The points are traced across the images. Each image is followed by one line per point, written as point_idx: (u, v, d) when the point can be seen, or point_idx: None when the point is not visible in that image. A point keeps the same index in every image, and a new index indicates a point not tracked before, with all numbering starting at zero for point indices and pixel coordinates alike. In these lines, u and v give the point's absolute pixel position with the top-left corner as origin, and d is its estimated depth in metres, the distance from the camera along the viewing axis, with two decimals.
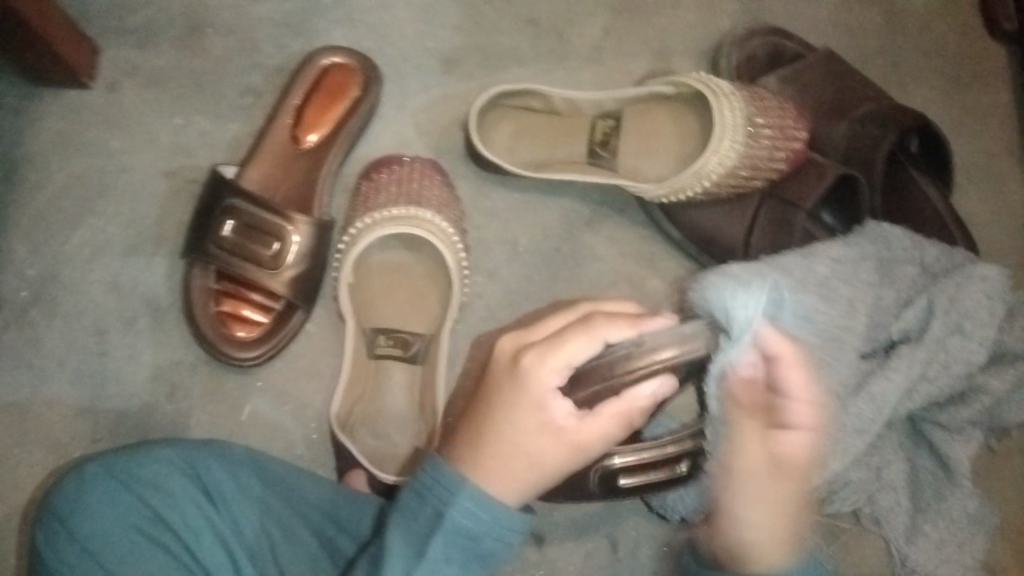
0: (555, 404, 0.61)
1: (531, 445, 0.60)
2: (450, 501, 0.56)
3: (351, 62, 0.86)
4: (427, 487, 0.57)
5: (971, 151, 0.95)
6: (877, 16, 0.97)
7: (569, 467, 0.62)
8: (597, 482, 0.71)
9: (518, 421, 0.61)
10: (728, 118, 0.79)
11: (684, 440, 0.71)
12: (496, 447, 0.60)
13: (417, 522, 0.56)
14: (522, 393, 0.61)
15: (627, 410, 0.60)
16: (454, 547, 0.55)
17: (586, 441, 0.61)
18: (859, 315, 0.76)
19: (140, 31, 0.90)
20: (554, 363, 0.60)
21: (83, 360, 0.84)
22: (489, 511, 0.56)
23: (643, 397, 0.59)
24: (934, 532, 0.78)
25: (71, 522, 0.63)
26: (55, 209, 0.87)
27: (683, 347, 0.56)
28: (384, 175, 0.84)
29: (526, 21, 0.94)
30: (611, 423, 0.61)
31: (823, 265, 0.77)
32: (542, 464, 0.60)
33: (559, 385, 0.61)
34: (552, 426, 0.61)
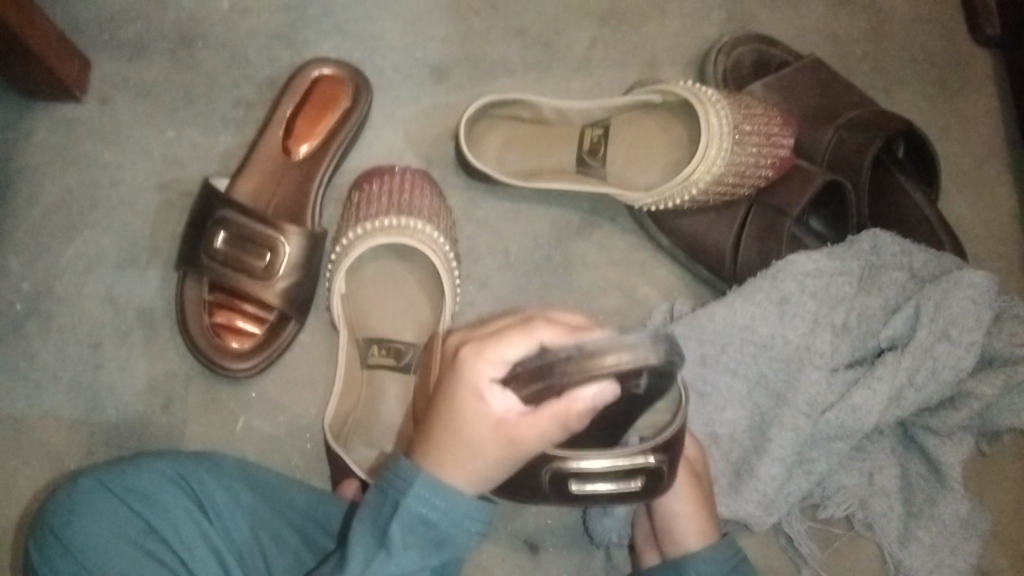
0: (493, 397, 0.59)
1: (472, 435, 0.58)
2: (407, 491, 0.56)
3: (341, 73, 0.87)
4: (389, 482, 0.57)
5: (956, 156, 0.96)
6: (860, 23, 0.98)
7: (510, 464, 0.60)
8: (550, 483, 0.68)
9: (461, 412, 0.59)
10: (714, 127, 0.80)
11: (646, 457, 0.65)
12: (443, 434, 0.59)
13: (383, 511, 0.56)
14: (461, 384, 0.59)
15: (567, 410, 0.58)
16: (414, 532, 0.55)
17: (527, 437, 0.59)
18: (823, 333, 0.80)
19: (132, 45, 0.91)
20: (492, 357, 0.59)
21: (78, 373, 0.84)
22: (446, 499, 0.56)
23: (583, 399, 0.57)
24: (926, 537, 0.78)
25: (65, 534, 0.63)
26: (49, 223, 0.87)
27: (624, 353, 0.52)
28: (375, 186, 0.85)
29: (515, 32, 0.95)
30: (550, 423, 0.59)
31: (792, 282, 0.80)
32: (483, 454, 0.58)
33: (496, 379, 0.59)
34: (492, 420, 0.59)
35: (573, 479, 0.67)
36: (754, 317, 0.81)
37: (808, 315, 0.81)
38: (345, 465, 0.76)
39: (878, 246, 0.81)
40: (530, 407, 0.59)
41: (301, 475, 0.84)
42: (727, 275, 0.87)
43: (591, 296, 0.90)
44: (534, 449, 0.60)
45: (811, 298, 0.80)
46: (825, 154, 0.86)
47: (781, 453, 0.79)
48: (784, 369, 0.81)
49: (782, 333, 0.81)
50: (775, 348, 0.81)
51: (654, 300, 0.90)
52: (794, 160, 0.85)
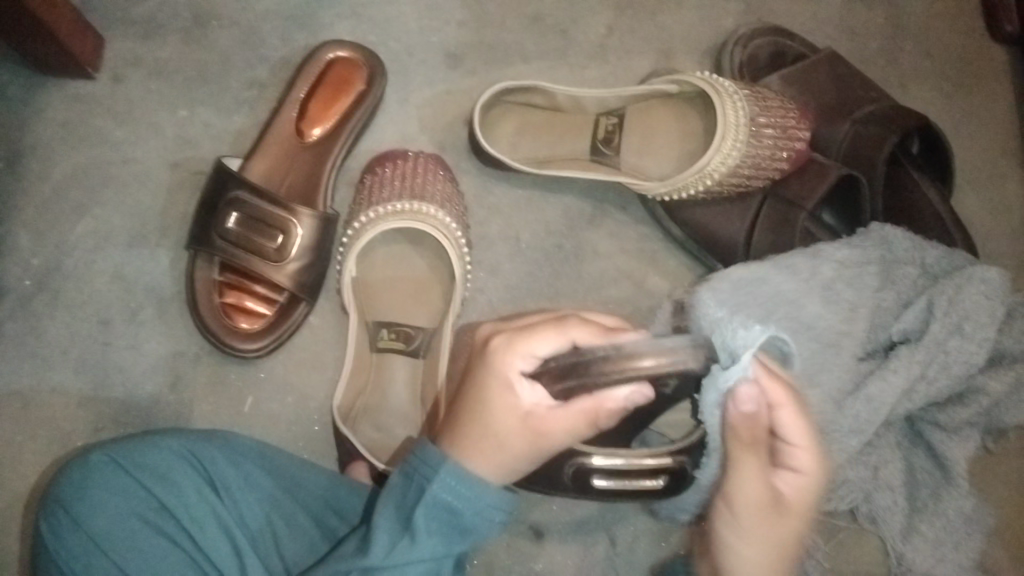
0: (521, 389, 0.59)
1: (500, 425, 0.59)
2: (434, 477, 0.56)
3: (355, 55, 0.87)
4: (415, 467, 0.57)
5: (970, 152, 0.96)
6: (878, 17, 0.97)
7: (537, 457, 0.60)
8: (570, 478, 0.69)
9: (491, 403, 0.59)
10: (729, 119, 0.80)
11: (670, 457, 0.67)
12: (471, 425, 0.60)
13: (407, 495, 0.56)
14: (493, 375, 0.60)
15: (595, 407, 0.56)
16: (438, 519, 0.55)
17: (554, 432, 0.58)
18: (858, 321, 0.80)
19: (146, 22, 0.90)
20: (523, 351, 0.59)
21: (87, 350, 0.84)
22: (471, 487, 0.56)
23: (615, 399, 0.56)
24: (930, 532, 0.78)
25: (74, 509, 0.63)
26: (59, 199, 0.87)
27: (660, 357, 0.48)
28: (387, 171, 0.84)
29: (530, 18, 0.94)
30: (577, 418, 0.57)
31: (828, 266, 0.80)
32: (509, 446, 0.58)
33: (526, 373, 0.60)
34: (520, 412, 0.59)
35: (596, 475, 0.68)
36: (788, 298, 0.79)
37: (838, 304, 0.80)
38: (353, 449, 0.76)
39: (891, 241, 0.81)
40: (559, 402, 0.58)
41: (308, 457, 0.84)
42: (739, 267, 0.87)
43: (602, 285, 0.89)
44: (560, 445, 0.59)
45: (846, 286, 0.80)
46: (840, 147, 0.86)
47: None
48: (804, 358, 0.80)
49: (822, 317, 0.79)
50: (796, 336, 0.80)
51: (665, 290, 0.90)
52: (809, 154, 0.85)
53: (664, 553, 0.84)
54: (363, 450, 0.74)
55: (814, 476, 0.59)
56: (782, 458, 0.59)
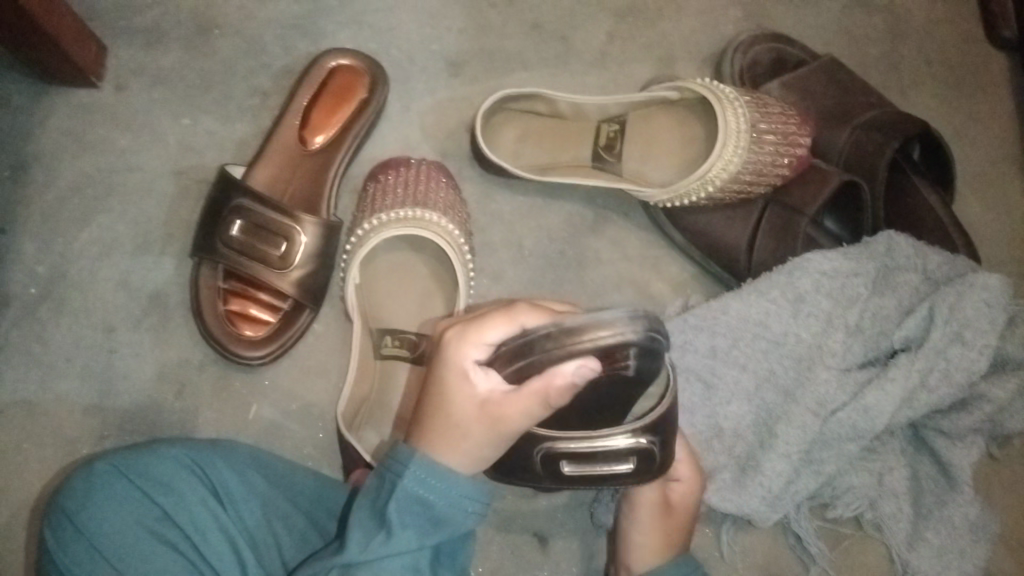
0: (475, 377, 0.59)
1: (459, 416, 0.58)
2: (405, 472, 0.56)
3: (358, 64, 0.87)
4: (386, 466, 0.57)
5: (971, 158, 0.96)
6: (878, 23, 0.98)
7: (498, 444, 0.59)
8: (542, 463, 0.68)
9: (448, 394, 0.59)
10: (731, 125, 0.80)
11: (637, 438, 0.65)
12: (433, 420, 0.59)
13: (381, 491, 0.57)
14: (447, 367, 0.60)
15: (547, 388, 0.56)
16: (411, 512, 0.56)
17: (510, 417, 0.58)
18: (836, 331, 0.81)
19: (149, 31, 0.91)
20: (475, 339, 0.59)
21: (91, 358, 0.84)
22: (442, 479, 0.56)
23: (564, 376, 0.56)
24: (935, 539, 0.78)
25: (79, 518, 0.63)
26: (63, 207, 0.87)
27: (605, 328, 0.54)
28: (391, 177, 0.85)
29: (531, 25, 0.94)
30: (529, 401, 0.57)
31: (809, 280, 0.80)
32: (471, 435, 0.58)
33: (480, 361, 0.59)
34: (476, 400, 0.58)
35: (564, 459, 0.67)
36: (767, 313, 0.81)
37: (820, 314, 0.81)
38: (356, 457, 0.76)
39: (893, 248, 0.81)
40: (514, 385, 0.58)
41: (312, 464, 0.84)
42: (741, 273, 0.87)
43: (604, 291, 0.90)
44: (519, 430, 0.59)
45: (825, 297, 0.81)
46: (841, 153, 0.87)
47: (788, 448, 0.79)
48: (795, 366, 0.81)
49: (794, 331, 0.81)
50: (788, 346, 0.81)
51: (667, 297, 0.90)
52: (810, 159, 0.85)
53: None
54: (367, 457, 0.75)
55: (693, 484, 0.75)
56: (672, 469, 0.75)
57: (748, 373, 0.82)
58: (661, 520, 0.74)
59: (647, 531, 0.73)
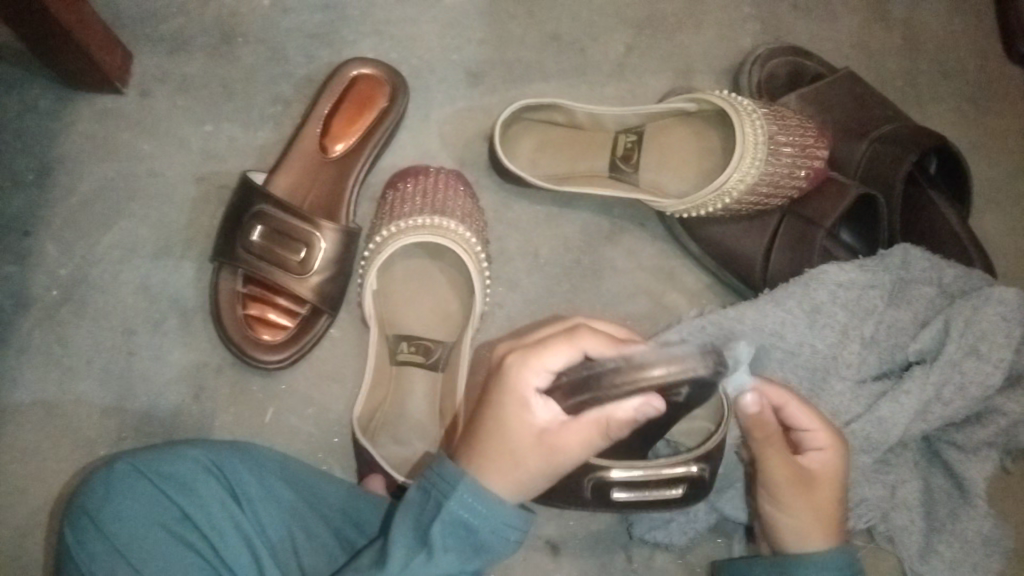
0: (536, 405, 0.60)
1: (514, 443, 0.59)
2: (451, 494, 0.56)
3: (378, 73, 0.88)
4: (432, 483, 0.57)
5: (988, 173, 0.96)
6: (896, 37, 0.98)
7: (551, 474, 0.60)
8: (591, 491, 0.69)
9: (505, 421, 0.59)
10: (749, 137, 0.81)
11: (688, 466, 0.67)
12: (484, 444, 0.59)
13: (425, 509, 0.57)
14: (506, 393, 0.61)
15: (608, 419, 0.58)
16: (454, 536, 0.55)
17: (568, 447, 0.59)
18: (850, 343, 0.81)
19: (174, 39, 0.92)
20: (536, 366, 0.60)
21: (111, 360, 0.85)
22: (489, 506, 0.56)
23: (625, 411, 0.57)
24: (947, 553, 0.78)
25: (100, 517, 0.64)
26: (87, 211, 0.88)
27: (672, 365, 0.53)
28: (409, 185, 0.86)
29: (550, 37, 0.95)
30: (589, 430, 0.59)
31: (825, 292, 0.81)
32: (525, 463, 0.58)
33: (540, 387, 0.61)
34: (536, 429, 0.59)
35: (616, 487, 0.68)
36: (783, 324, 0.81)
37: (837, 326, 0.81)
38: (371, 462, 0.77)
39: (909, 260, 0.81)
40: (574, 415, 0.59)
41: (326, 468, 0.85)
42: (756, 284, 0.87)
43: (619, 301, 0.90)
44: (574, 461, 0.60)
45: (841, 308, 0.81)
46: (858, 166, 0.87)
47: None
48: (811, 377, 0.82)
49: (809, 342, 0.81)
50: (803, 356, 0.82)
51: (682, 307, 0.90)
52: (827, 172, 0.85)
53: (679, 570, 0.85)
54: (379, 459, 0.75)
55: (833, 448, 0.69)
56: (806, 443, 0.70)
57: (759, 384, 0.82)
58: (809, 491, 0.69)
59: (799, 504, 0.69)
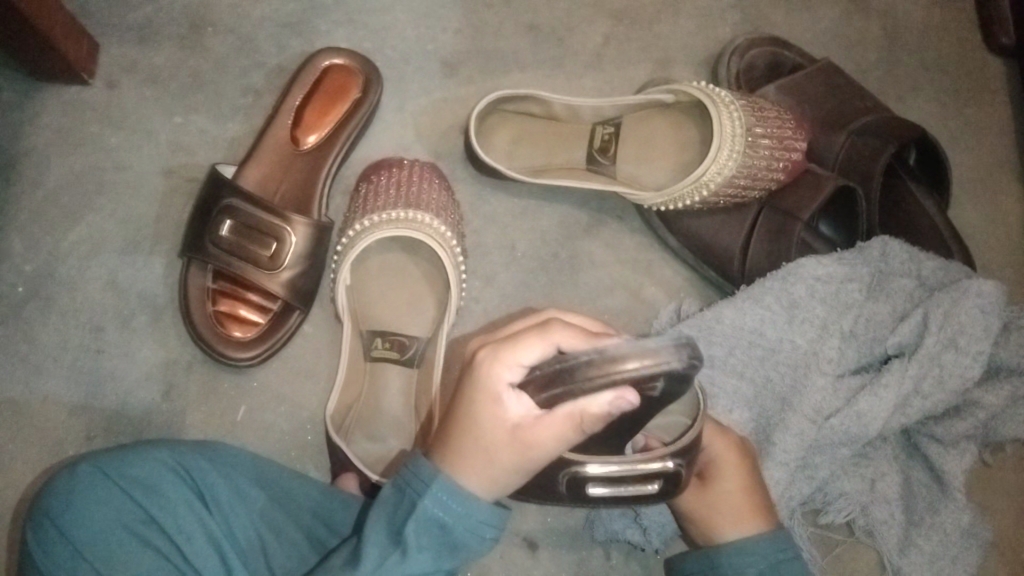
0: (509, 400, 0.58)
1: (488, 440, 0.57)
2: (425, 491, 0.55)
3: (351, 63, 0.86)
4: (406, 481, 0.56)
5: (967, 165, 0.95)
6: (876, 27, 0.97)
7: (526, 470, 0.58)
8: (567, 486, 0.68)
9: (478, 417, 0.58)
10: (727, 129, 0.79)
11: (664, 462, 0.65)
12: (458, 440, 0.58)
13: (398, 510, 0.56)
14: (479, 388, 0.59)
15: (581, 413, 0.56)
16: (427, 534, 0.55)
17: (542, 442, 0.57)
18: (830, 339, 0.81)
19: (141, 29, 0.90)
20: (509, 361, 0.58)
21: (79, 358, 0.83)
22: (464, 503, 0.55)
23: (599, 407, 0.55)
24: (926, 545, 0.78)
25: (62, 520, 0.62)
26: (53, 205, 0.86)
27: (646, 358, 0.51)
28: (383, 178, 0.84)
29: (527, 26, 0.94)
30: (563, 426, 0.56)
31: (803, 286, 0.80)
32: (499, 459, 0.57)
33: (513, 382, 0.58)
34: (508, 425, 0.58)
35: (592, 482, 0.67)
36: (763, 320, 0.81)
37: (816, 321, 0.81)
38: (345, 461, 0.76)
39: (888, 252, 0.80)
40: (547, 409, 0.58)
41: (301, 466, 0.83)
42: (735, 277, 0.86)
43: (597, 295, 0.89)
44: (548, 457, 0.58)
45: (820, 303, 0.80)
46: (837, 158, 0.86)
47: (786, 457, 0.78)
48: (792, 373, 0.81)
49: (789, 337, 0.81)
50: (783, 352, 0.81)
51: (660, 300, 0.90)
52: (805, 164, 0.84)
53: (657, 564, 0.84)
54: (353, 459, 0.75)
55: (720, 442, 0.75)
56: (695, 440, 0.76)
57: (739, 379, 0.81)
58: (718, 482, 0.73)
59: (710, 496, 0.72)
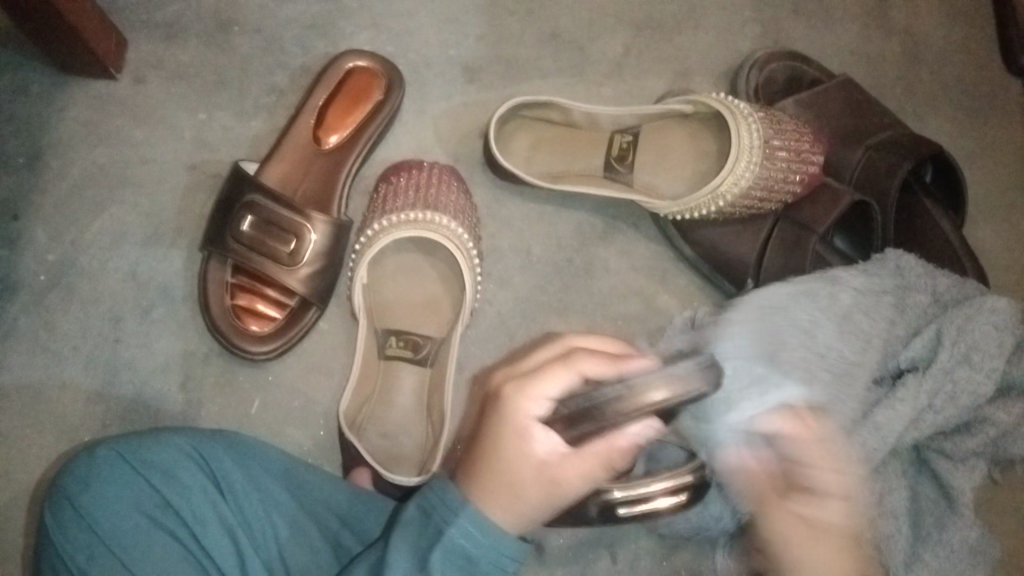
0: (539, 437, 0.56)
1: (517, 476, 0.56)
2: (454, 521, 0.54)
3: (375, 66, 0.87)
4: (432, 506, 0.55)
5: (983, 183, 0.96)
6: (894, 46, 0.98)
7: (554, 504, 0.58)
8: (592, 502, 0.67)
9: (505, 454, 0.57)
10: (744, 141, 0.80)
11: None
12: (484, 474, 0.57)
13: (423, 536, 0.54)
14: (506, 424, 0.57)
15: (611, 449, 0.57)
16: (453, 565, 0.53)
17: (571, 478, 0.57)
18: (871, 352, 0.80)
19: (169, 26, 0.91)
20: (535, 395, 0.57)
21: (97, 347, 0.85)
22: (489, 534, 0.54)
23: (627, 437, 0.56)
24: (934, 561, 0.77)
25: (80, 500, 0.63)
26: (76, 196, 0.88)
27: (674, 386, 0.48)
28: (403, 179, 0.85)
29: (549, 35, 0.95)
30: (592, 462, 0.57)
31: (846, 297, 0.80)
32: (529, 496, 0.56)
33: (541, 419, 0.57)
34: (537, 462, 0.56)
35: None
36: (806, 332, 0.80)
37: (862, 336, 0.80)
38: (357, 455, 0.78)
39: (903, 265, 0.82)
40: (575, 447, 0.57)
41: (312, 461, 0.84)
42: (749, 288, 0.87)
43: (610, 302, 0.90)
44: (575, 491, 0.58)
45: (863, 318, 0.80)
46: (854, 172, 0.87)
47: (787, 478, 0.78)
48: None
49: (835, 351, 0.79)
50: (829, 360, 0.79)
51: (673, 309, 0.90)
52: (822, 177, 0.85)
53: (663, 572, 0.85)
54: (368, 457, 0.75)
55: (845, 499, 0.61)
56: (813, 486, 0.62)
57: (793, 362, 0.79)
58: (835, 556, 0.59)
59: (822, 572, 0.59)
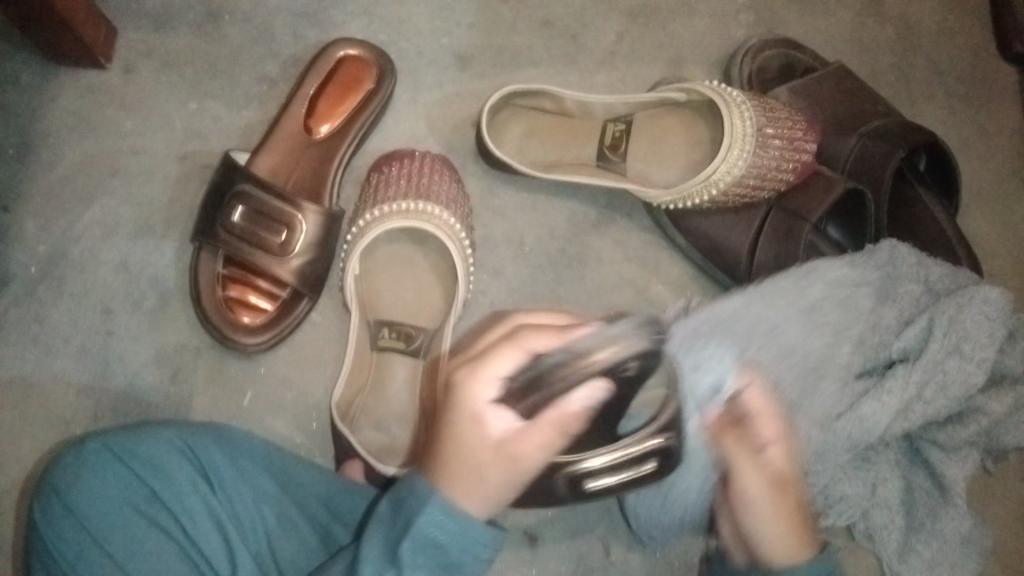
0: (492, 417, 0.56)
1: (477, 459, 0.56)
2: (422, 510, 0.53)
3: (366, 55, 0.87)
4: (404, 496, 0.54)
5: (977, 172, 0.96)
6: (889, 33, 0.97)
7: (514, 482, 0.57)
8: (565, 487, 0.68)
9: (461, 438, 0.56)
10: (738, 128, 0.80)
11: (653, 441, 0.66)
12: (444, 461, 0.56)
13: (394, 527, 0.53)
14: (460, 407, 0.57)
15: (563, 417, 0.57)
16: (424, 555, 0.52)
17: (529, 451, 0.57)
18: (845, 338, 0.81)
19: (159, 15, 0.90)
20: (486, 376, 0.57)
21: (88, 339, 0.84)
22: (461, 523, 0.53)
23: (576, 404, 0.57)
24: (926, 551, 0.79)
25: (69, 495, 0.63)
26: (65, 187, 0.87)
27: None
28: (394, 169, 0.84)
29: (542, 23, 0.94)
30: (547, 433, 0.57)
31: (819, 286, 0.81)
32: (492, 477, 0.55)
33: (492, 399, 0.57)
34: (493, 441, 0.56)
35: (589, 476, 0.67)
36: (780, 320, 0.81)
37: (832, 323, 0.82)
38: (349, 447, 0.77)
39: (895, 257, 0.81)
40: (528, 420, 0.57)
41: (305, 453, 0.84)
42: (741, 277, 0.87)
43: (603, 292, 0.90)
44: (533, 467, 0.58)
45: (835, 305, 0.81)
46: (847, 161, 0.86)
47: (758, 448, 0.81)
48: (807, 381, 0.81)
49: (804, 334, 0.82)
50: (798, 349, 0.81)
51: (666, 299, 0.90)
52: (814, 166, 0.85)
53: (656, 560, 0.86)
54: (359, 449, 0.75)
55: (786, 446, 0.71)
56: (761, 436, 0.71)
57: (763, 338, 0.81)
58: (783, 496, 0.68)
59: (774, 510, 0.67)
